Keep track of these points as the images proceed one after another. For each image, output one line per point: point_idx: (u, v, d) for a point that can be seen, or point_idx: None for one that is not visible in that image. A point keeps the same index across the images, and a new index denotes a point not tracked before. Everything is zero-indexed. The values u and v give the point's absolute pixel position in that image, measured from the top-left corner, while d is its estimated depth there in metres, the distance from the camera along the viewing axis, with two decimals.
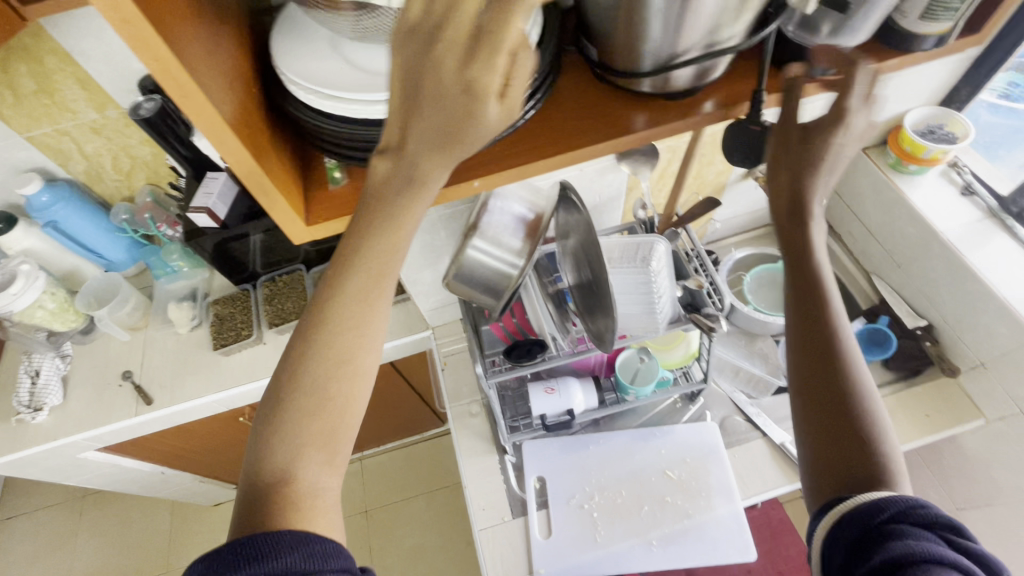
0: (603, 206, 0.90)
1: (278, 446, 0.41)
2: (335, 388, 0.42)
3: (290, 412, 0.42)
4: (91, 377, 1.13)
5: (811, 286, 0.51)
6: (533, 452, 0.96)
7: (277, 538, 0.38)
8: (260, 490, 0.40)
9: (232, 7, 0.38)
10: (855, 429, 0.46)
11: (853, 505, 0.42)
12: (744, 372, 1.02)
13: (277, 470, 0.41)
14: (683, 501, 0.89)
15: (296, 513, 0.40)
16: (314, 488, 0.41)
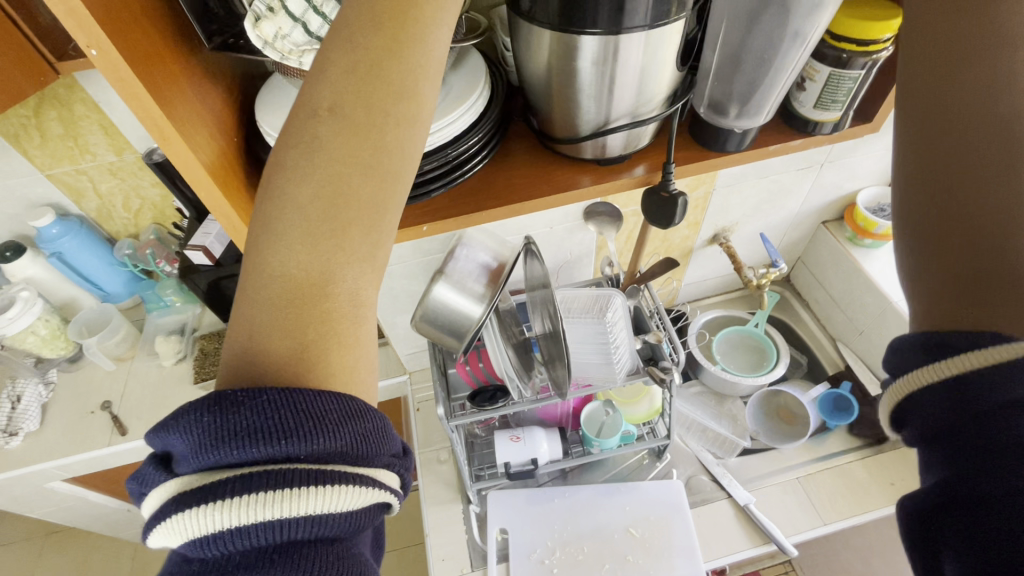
0: (574, 262, 0.95)
1: (313, 243, 0.35)
2: (364, 165, 0.36)
3: (326, 205, 0.35)
4: (71, 405, 1.15)
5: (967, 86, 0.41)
6: (497, 503, 0.95)
7: (323, 407, 0.31)
8: (284, 297, 0.34)
9: (228, 76, 0.46)
10: (1001, 264, 0.36)
11: (976, 368, 0.32)
12: (711, 432, 1.03)
13: (312, 269, 0.35)
14: (645, 560, 0.87)
15: (331, 338, 0.34)
16: (352, 297, 0.36)
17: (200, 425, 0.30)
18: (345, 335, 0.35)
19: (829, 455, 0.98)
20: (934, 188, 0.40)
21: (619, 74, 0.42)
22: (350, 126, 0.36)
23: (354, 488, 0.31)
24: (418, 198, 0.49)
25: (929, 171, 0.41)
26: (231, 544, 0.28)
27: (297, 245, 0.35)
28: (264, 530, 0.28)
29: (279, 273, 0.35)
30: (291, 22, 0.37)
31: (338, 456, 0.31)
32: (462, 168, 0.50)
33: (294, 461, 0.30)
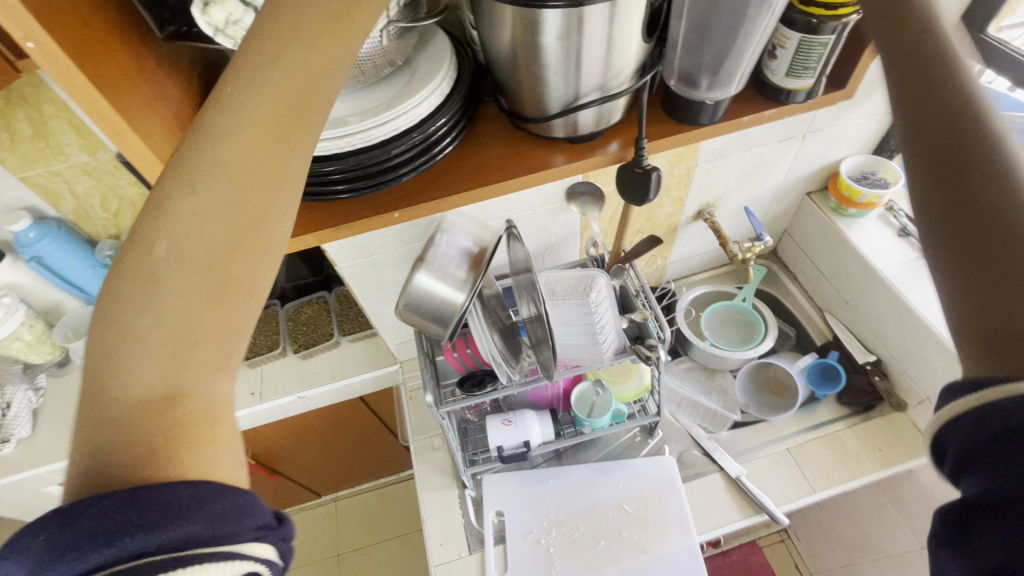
0: (559, 244, 0.95)
1: (167, 356, 0.32)
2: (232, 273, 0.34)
3: (179, 321, 0.33)
4: (62, 410, 1.14)
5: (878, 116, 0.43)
6: (492, 486, 0.96)
7: (175, 491, 0.28)
8: (127, 416, 0.30)
9: (188, 68, 0.45)
10: None
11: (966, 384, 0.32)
12: (701, 407, 1.04)
13: (157, 385, 0.31)
14: (640, 536, 0.89)
15: (189, 440, 0.31)
16: (210, 406, 0.33)
17: (33, 547, 0.25)
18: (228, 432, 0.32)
19: (818, 424, 0.99)
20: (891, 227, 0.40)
21: (585, 46, 0.41)
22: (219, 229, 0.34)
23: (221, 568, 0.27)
24: (389, 183, 0.48)
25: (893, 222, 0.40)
26: None
27: (154, 361, 0.32)
28: None
29: (121, 397, 0.31)
30: (243, 9, 0.36)
31: (194, 543, 0.27)
32: (430, 154, 0.48)
33: (150, 555, 0.26)
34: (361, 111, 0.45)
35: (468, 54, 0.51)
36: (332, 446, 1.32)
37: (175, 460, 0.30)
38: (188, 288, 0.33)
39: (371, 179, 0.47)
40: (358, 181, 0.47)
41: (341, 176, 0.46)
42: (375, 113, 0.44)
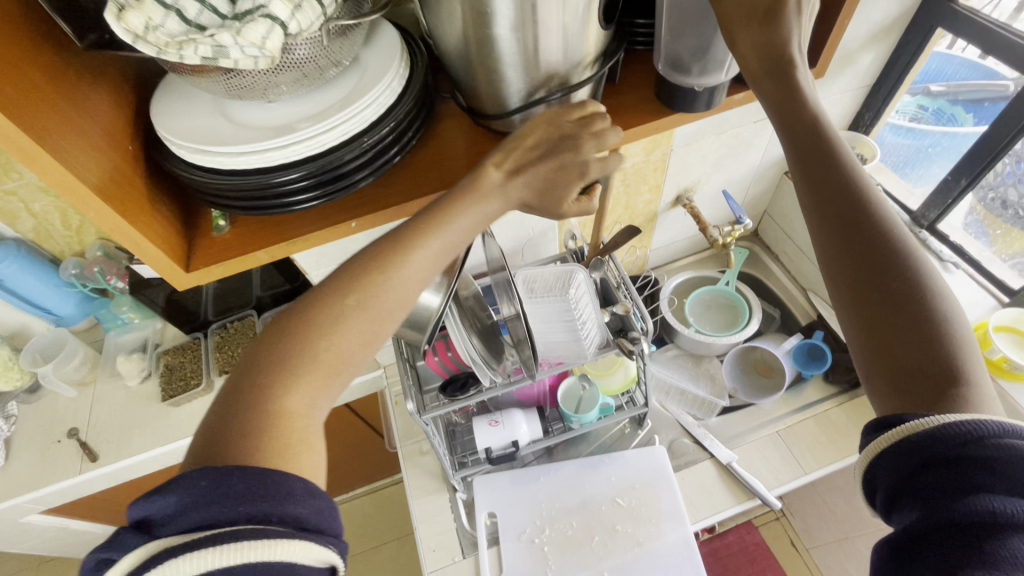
0: (538, 239, 0.93)
1: (280, 380, 0.40)
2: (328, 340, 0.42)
3: (290, 361, 0.41)
4: (35, 437, 1.10)
5: (824, 152, 0.46)
6: (484, 487, 0.94)
7: (293, 484, 0.37)
8: (257, 415, 0.39)
9: (108, 79, 0.41)
10: (923, 327, 0.40)
11: (907, 431, 0.38)
12: (690, 394, 1.03)
13: (274, 393, 0.40)
14: (634, 528, 0.88)
15: (299, 446, 0.40)
16: (305, 417, 0.41)
17: (196, 487, 0.34)
18: (311, 455, 0.40)
19: (806, 405, 0.99)
20: (829, 263, 0.45)
21: (541, 39, 0.39)
22: (338, 302, 0.43)
23: (317, 547, 0.35)
24: (349, 190, 0.44)
25: (834, 254, 0.44)
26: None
27: (271, 383, 0.40)
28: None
29: (253, 402, 0.40)
30: (162, 11, 0.32)
31: (304, 522, 0.35)
32: (388, 155, 0.45)
33: (269, 522, 0.34)
34: (310, 117, 0.42)
35: (421, 49, 0.48)
36: None
37: (283, 457, 0.39)
38: (309, 343, 0.41)
39: (328, 187, 0.43)
40: (313, 190, 0.43)
41: (300, 184, 0.42)
42: (324, 116, 0.41)
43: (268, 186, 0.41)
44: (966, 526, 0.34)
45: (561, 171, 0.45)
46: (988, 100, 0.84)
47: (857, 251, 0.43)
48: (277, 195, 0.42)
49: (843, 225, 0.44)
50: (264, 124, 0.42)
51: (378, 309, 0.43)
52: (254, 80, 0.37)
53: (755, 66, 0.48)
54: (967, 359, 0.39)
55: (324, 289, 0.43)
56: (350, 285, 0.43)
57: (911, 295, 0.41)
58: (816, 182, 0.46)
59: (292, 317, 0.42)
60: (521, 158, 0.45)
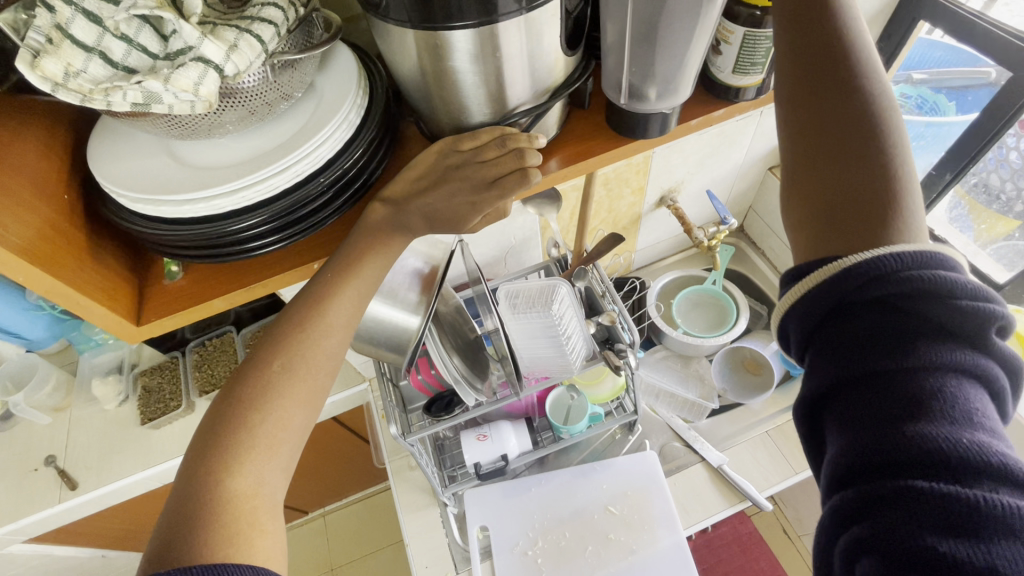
0: (520, 247, 0.90)
1: (223, 457, 0.39)
2: (267, 401, 0.42)
3: (233, 435, 0.40)
4: (10, 466, 1.06)
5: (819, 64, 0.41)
6: (475, 501, 0.93)
7: (243, 574, 0.33)
8: (199, 503, 0.37)
9: (28, 124, 0.37)
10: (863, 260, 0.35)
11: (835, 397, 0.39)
12: (679, 396, 1.02)
13: (217, 470, 0.39)
14: (627, 536, 0.88)
15: (255, 529, 0.38)
16: (256, 490, 0.39)
17: None
18: (266, 536, 0.38)
19: (796, 403, 0.99)
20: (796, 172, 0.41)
21: (503, 67, 0.37)
22: (277, 363, 0.43)
23: None
24: (313, 230, 0.41)
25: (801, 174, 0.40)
26: None
27: (213, 462, 0.39)
28: None
29: (194, 490, 0.38)
30: (83, 54, 0.29)
31: None
32: (352, 190, 0.42)
33: None
34: (264, 154, 0.39)
35: (380, 74, 0.46)
36: (311, 468, 1.28)
37: (239, 545, 0.37)
38: (247, 411, 0.41)
39: (289, 229, 0.40)
40: (274, 233, 0.40)
41: (258, 229, 0.39)
42: (277, 154, 0.38)
43: (223, 234, 0.38)
44: (890, 382, 0.32)
45: (458, 197, 0.42)
46: (972, 90, 0.83)
47: (828, 93, 0.40)
48: (233, 242, 0.39)
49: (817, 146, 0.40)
50: (213, 164, 0.39)
51: (306, 369, 0.43)
52: (196, 121, 0.34)
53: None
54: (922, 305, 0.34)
55: (258, 353, 0.43)
56: (276, 350, 0.43)
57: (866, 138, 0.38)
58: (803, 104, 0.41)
59: (233, 396, 0.42)
60: (484, 202, 0.42)
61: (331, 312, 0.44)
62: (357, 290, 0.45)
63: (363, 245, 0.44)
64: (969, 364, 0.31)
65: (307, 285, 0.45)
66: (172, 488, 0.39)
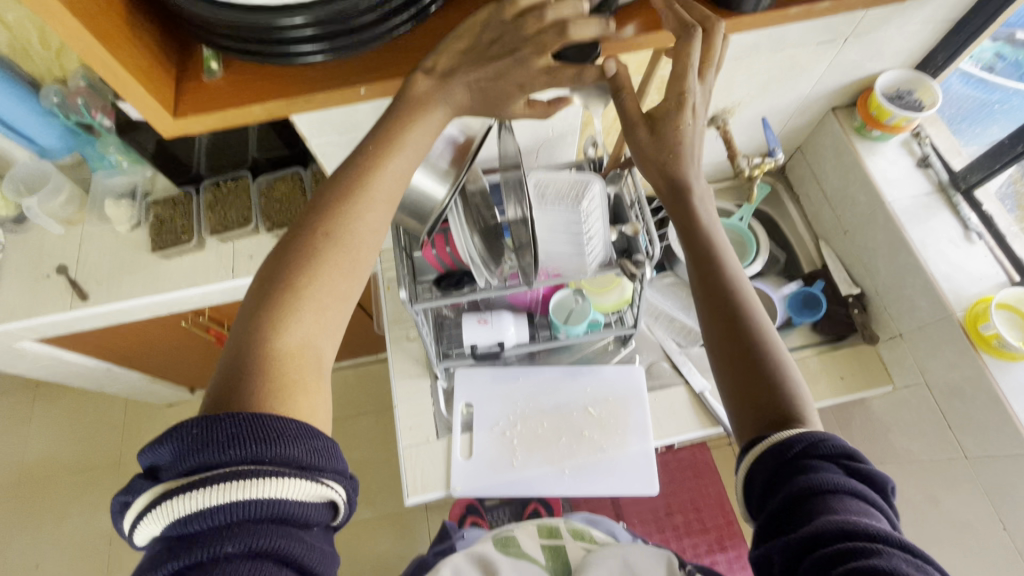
0: (555, 141, 0.86)
1: (269, 319, 0.42)
2: (312, 260, 0.44)
3: (278, 299, 0.43)
4: (24, 267, 1.09)
5: (708, 259, 0.56)
6: (464, 379, 0.98)
7: (284, 425, 0.37)
8: (250, 359, 0.40)
9: None
10: (771, 398, 0.50)
11: (771, 442, 0.47)
12: (678, 322, 1.04)
13: (265, 328, 0.42)
14: (599, 436, 0.94)
15: (299, 392, 0.41)
16: (301, 346, 0.42)
17: (188, 434, 0.35)
18: (311, 398, 0.41)
19: (787, 349, 1.01)
20: (714, 341, 0.54)
21: None
22: (323, 232, 0.45)
23: (308, 485, 0.36)
24: (360, 51, 0.40)
25: (726, 337, 0.53)
26: (210, 523, 0.33)
27: (257, 325, 0.42)
28: (241, 510, 0.33)
29: (244, 347, 0.41)
30: None
31: (296, 462, 0.36)
32: (407, 13, 0.40)
33: (262, 464, 0.35)
34: None
35: None
36: None
37: (285, 402, 0.40)
38: (291, 271, 0.43)
39: (337, 42, 0.39)
40: (320, 40, 0.39)
41: (304, 32, 0.37)
42: None
43: (269, 29, 0.36)
44: (811, 495, 0.43)
45: None
46: None
47: (714, 280, 0.55)
48: (277, 40, 0.37)
49: (726, 322, 0.54)
50: None
51: (350, 240, 0.45)
52: None
53: (664, 191, 0.57)
54: (799, 395, 0.50)
55: (299, 225, 0.46)
56: (322, 219, 0.45)
57: (750, 337, 0.53)
58: (710, 287, 0.55)
59: (281, 263, 0.44)
60: None
61: (375, 189, 0.47)
62: (398, 169, 0.48)
63: (404, 115, 0.47)
64: (847, 472, 0.45)
65: (346, 165, 0.47)
66: (225, 346, 0.42)
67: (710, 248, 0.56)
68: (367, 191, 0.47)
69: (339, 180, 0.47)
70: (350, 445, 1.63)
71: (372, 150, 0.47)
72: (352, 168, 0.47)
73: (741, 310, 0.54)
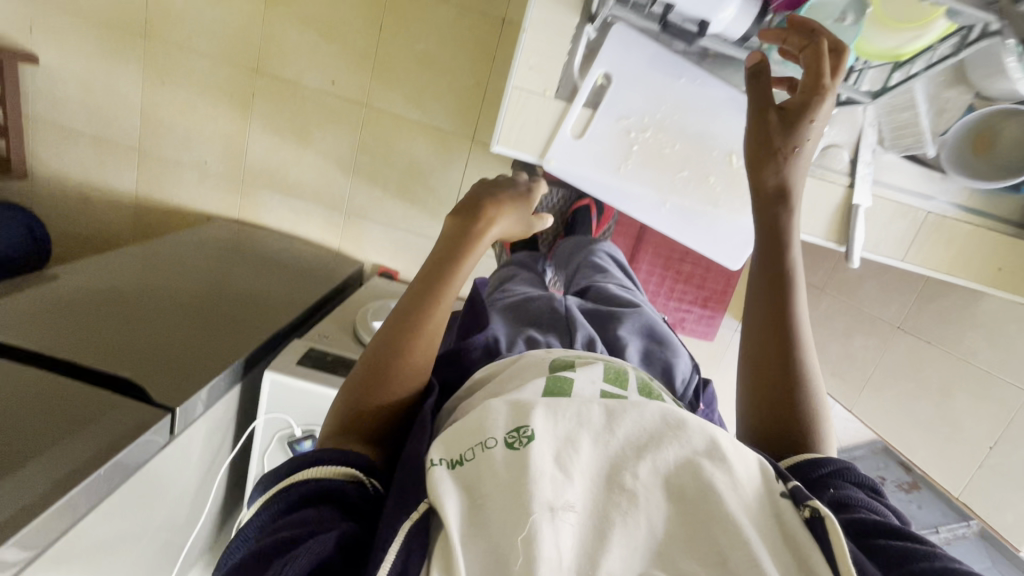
0: None
1: (390, 339, 0.55)
2: (420, 310, 0.56)
3: (397, 326, 0.56)
4: None
5: (777, 282, 0.63)
6: (620, 41, 0.74)
7: (323, 454, 0.49)
8: (377, 359, 0.55)
9: None
10: (798, 420, 0.59)
11: (802, 462, 0.55)
12: (903, 115, 0.77)
13: (379, 354, 0.55)
14: (721, 190, 0.82)
15: (417, 359, 0.55)
16: (426, 345, 0.56)
17: (264, 481, 0.51)
18: (422, 365, 0.56)
19: (976, 209, 0.83)
20: (760, 362, 0.62)
21: None
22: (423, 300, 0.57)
23: (334, 472, 0.48)
24: None
25: (774, 361, 0.61)
26: (276, 498, 0.48)
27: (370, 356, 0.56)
28: (287, 497, 0.47)
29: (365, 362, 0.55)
30: None
31: (329, 461, 0.49)
32: None
33: (301, 478, 0.48)
34: None
35: None
36: None
37: (400, 373, 0.54)
38: (407, 316, 0.56)
39: None
40: None
41: None
42: None
43: None
44: (849, 508, 0.50)
45: None
46: None
47: (781, 307, 0.62)
48: None
49: (779, 349, 0.61)
50: None
51: (456, 289, 0.58)
52: None
53: (770, 187, 0.65)
54: (821, 418, 0.60)
55: (419, 285, 0.58)
56: (422, 286, 0.58)
57: (797, 361, 0.61)
58: (774, 310, 0.62)
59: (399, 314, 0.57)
60: None
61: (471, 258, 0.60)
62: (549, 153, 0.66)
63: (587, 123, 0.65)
64: (867, 492, 0.53)
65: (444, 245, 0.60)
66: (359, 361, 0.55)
67: (785, 271, 0.63)
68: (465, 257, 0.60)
69: (437, 254, 0.60)
70: (417, 31, 1.39)
71: (453, 252, 0.59)
72: (451, 244, 0.60)
73: (796, 339, 0.61)
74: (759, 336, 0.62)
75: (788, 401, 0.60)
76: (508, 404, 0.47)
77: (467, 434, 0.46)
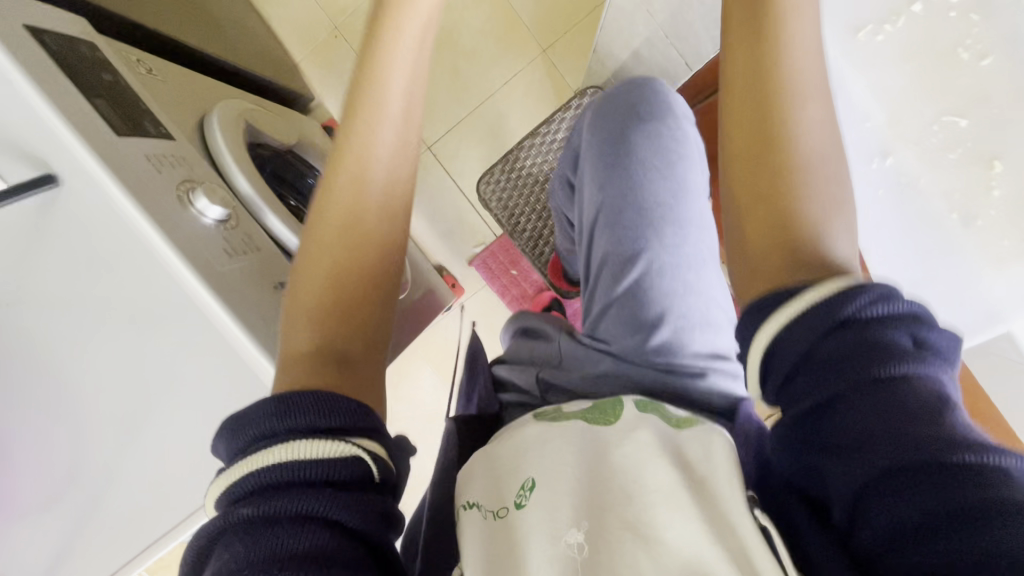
0: None
1: (321, 253, 0.43)
2: (348, 186, 0.45)
3: (343, 240, 0.43)
4: None
5: (748, 58, 0.41)
6: None
7: (300, 399, 0.35)
8: (312, 285, 0.42)
9: None
10: (792, 208, 0.38)
11: (811, 307, 0.32)
12: None
13: (322, 280, 0.42)
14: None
15: (361, 257, 0.43)
16: (368, 214, 0.45)
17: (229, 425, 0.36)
18: (382, 251, 0.44)
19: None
20: (727, 169, 0.41)
21: None
22: (346, 184, 0.45)
23: (329, 440, 0.34)
24: None
25: (746, 152, 0.40)
26: (252, 478, 0.33)
27: (297, 284, 0.43)
28: (272, 489, 0.33)
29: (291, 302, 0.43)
30: None
31: (308, 419, 0.35)
32: None
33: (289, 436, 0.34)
34: None
35: None
36: None
37: (363, 293, 0.43)
38: (331, 227, 0.44)
39: None
40: None
41: None
42: None
43: None
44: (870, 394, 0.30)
45: None
46: None
47: (747, 94, 0.40)
48: None
49: (755, 139, 0.40)
50: None
51: (372, 133, 0.46)
52: None
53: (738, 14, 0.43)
54: (835, 195, 0.39)
55: (326, 185, 0.45)
56: (332, 174, 0.46)
57: (782, 140, 0.39)
58: (742, 105, 0.41)
59: (313, 237, 0.44)
60: None
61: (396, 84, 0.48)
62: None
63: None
64: (914, 343, 0.31)
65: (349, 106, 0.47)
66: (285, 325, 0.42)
67: (766, 40, 0.41)
68: (371, 74, 0.47)
69: (342, 133, 0.47)
70: None
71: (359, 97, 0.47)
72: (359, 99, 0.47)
73: (775, 121, 0.39)
74: (729, 141, 0.41)
75: (766, 189, 0.39)
76: (538, 430, 0.48)
77: (502, 480, 0.45)
